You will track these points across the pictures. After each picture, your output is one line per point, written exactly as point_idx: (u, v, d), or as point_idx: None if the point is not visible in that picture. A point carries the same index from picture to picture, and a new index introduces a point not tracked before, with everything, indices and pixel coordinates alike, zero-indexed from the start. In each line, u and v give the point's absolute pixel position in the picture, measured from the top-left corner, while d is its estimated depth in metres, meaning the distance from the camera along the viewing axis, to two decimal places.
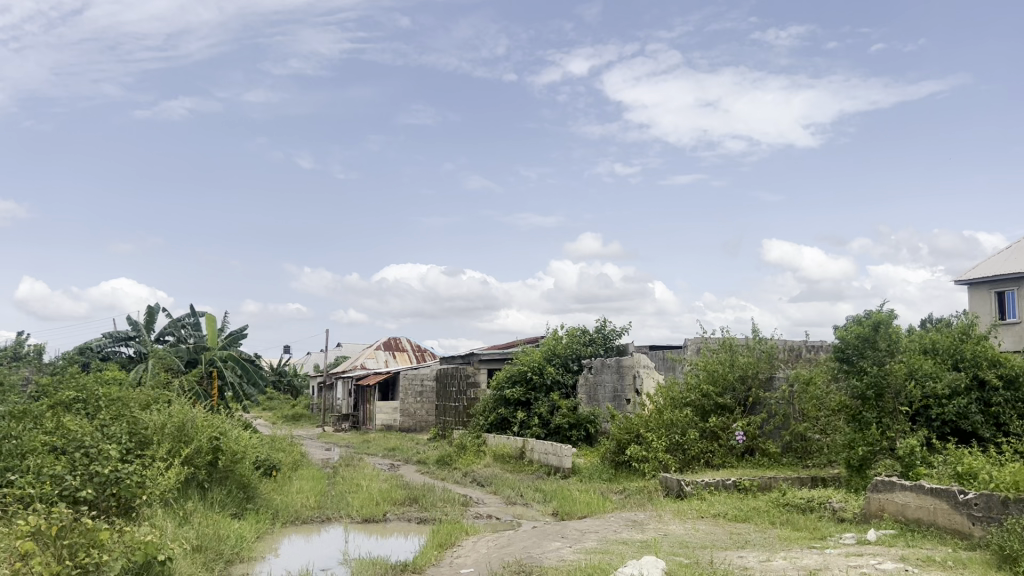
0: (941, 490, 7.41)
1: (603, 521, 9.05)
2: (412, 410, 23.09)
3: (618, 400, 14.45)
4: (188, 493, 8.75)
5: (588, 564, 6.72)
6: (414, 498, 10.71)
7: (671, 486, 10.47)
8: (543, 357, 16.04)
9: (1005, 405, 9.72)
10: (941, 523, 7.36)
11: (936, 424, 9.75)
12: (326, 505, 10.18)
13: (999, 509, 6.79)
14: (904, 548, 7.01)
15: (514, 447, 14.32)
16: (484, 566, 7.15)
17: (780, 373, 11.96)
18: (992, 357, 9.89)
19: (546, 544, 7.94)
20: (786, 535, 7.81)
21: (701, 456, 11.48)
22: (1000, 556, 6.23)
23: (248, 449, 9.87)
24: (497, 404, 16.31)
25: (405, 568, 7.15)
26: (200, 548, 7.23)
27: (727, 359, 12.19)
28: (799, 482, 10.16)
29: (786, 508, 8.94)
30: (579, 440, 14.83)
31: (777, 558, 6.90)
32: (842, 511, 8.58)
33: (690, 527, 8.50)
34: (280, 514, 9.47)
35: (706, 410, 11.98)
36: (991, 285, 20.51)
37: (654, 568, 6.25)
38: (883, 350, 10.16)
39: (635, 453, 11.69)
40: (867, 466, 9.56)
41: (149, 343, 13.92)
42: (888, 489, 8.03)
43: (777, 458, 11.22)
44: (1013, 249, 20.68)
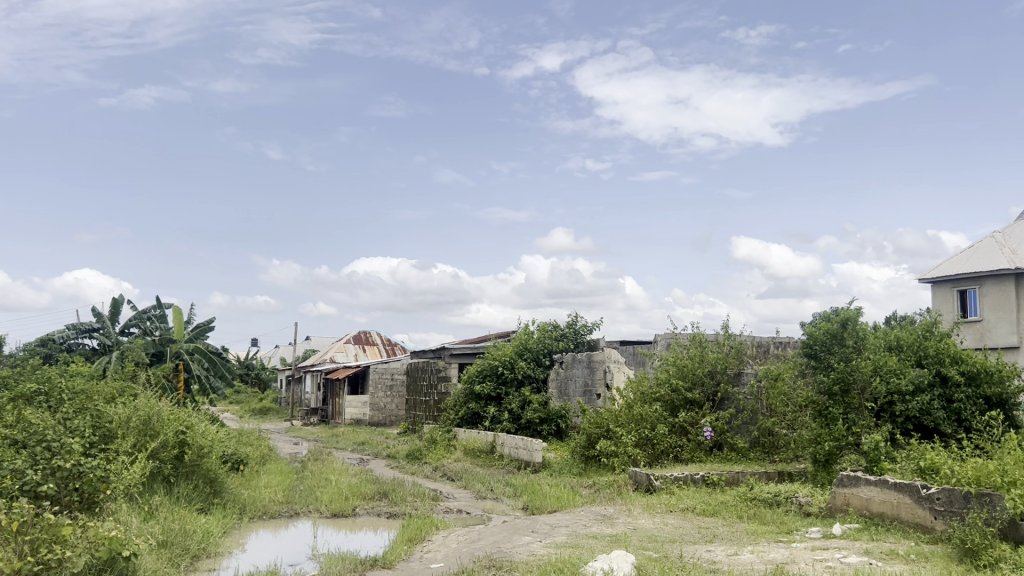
0: (904, 485, 7.53)
1: (574, 515, 9.09)
2: (382, 404, 22.99)
3: (588, 394, 14.48)
4: (154, 487, 8.64)
5: (558, 559, 6.73)
6: (383, 493, 10.66)
7: (641, 480, 10.51)
8: (515, 351, 16.07)
9: (967, 402, 9.97)
10: (904, 517, 7.48)
11: (900, 420, 9.94)
12: (295, 500, 10.11)
13: (960, 503, 6.90)
14: (868, 541, 7.13)
15: (484, 442, 14.29)
16: (455, 561, 7.12)
17: (748, 368, 12.09)
18: (954, 354, 10.18)
19: (517, 538, 7.95)
20: (754, 529, 7.89)
21: (670, 451, 11.56)
22: (960, 550, 6.35)
23: (216, 443, 9.76)
24: (467, 399, 16.25)
25: (374, 563, 7.09)
26: (165, 544, 7.13)
27: (697, 354, 12.28)
28: (766, 477, 10.24)
29: (754, 502, 9.03)
30: (549, 434, 14.88)
31: (744, 552, 6.98)
32: (808, 506, 8.68)
33: (660, 521, 8.56)
34: (248, 509, 9.37)
35: (675, 405, 12.04)
36: (953, 284, 20.94)
37: (624, 562, 6.29)
38: (850, 346, 10.23)
39: (605, 447, 11.71)
40: (833, 461, 9.64)
41: (113, 335, 13.69)
42: (852, 484, 8.17)
43: (744, 453, 11.37)
44: (974, 248, 21.06)
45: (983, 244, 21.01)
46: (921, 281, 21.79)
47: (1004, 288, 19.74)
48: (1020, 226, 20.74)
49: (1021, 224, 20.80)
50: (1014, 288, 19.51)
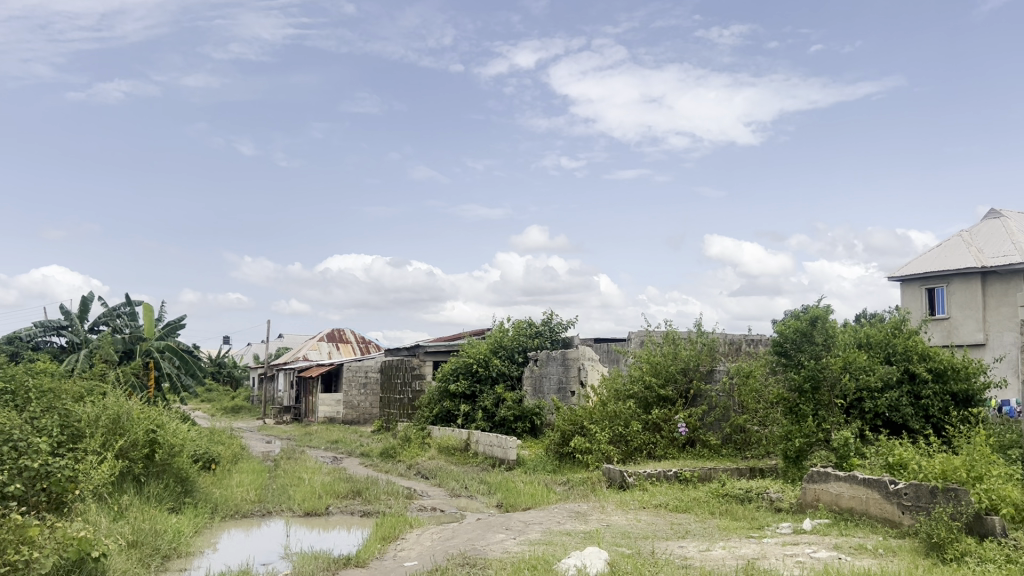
0: (873, 481, 7.64)
1: (548, 513, 9.11)
2: (355, 402, 22.88)
3: (563, 392, 14.52)
4: (124, 487, 8.53)
5: (532, 556, 6.75)
6: (357, 491, 10.61)
7: (614, 477, 10.57)
8: (489, 350, 16.06)
9: (934, 398, 10.13)
10: (873, 512, 7.59)
11: (869, 416, 10.06)
12: (267, 498, 10.04)
13: (927, 498, 7.01)
14: (837, 536, 7.22)
15: (458, 440, 14.26)
16: (429, 559, 7.12)
17: (720, 366, 12.19)
18: (922, 352, 10.34)
19: (491, 535, 7.96)
20: (726, 525, 7.97)
21: (643, 447, 11.62)
22: (927, 544, 6.45)
23: (187, 442, 9.65)
24: (442, 397, 16.21)
25: (348, 562, 7.07)
26: (135, 544, 7.05)
27: (670, 351, 12.35)
28: (738, 474, 10.34)
29: (726, 498, 9.11)
30: (524, 431, 14.93)
31: (716, 548, 7.04)
32: (779, 501, 8.78)
33: (632, 517, 8.60)
34: (220, 508, 9.29)
35: (649, 402, 12.10)
36: (921, 282, 21.26)
37: (597, 559, 6.32)
38: (820, 344, 10.33)
39: (579, 444, 11.75)
40: (803, 457, 9.75)
41: (82, 333, 13.50)
42: (822, 480, 8.27)
43: (716, 449, 11.47)
44: (942, 246, 21.39)
45: (950, 242, 21.32)
46: (891, 279, 22.07)
47: (971, 286, 20.05)
48: (987, 225, 21.07)
49: (988, 223, 21.13)
50: (981, 286, 19.83)
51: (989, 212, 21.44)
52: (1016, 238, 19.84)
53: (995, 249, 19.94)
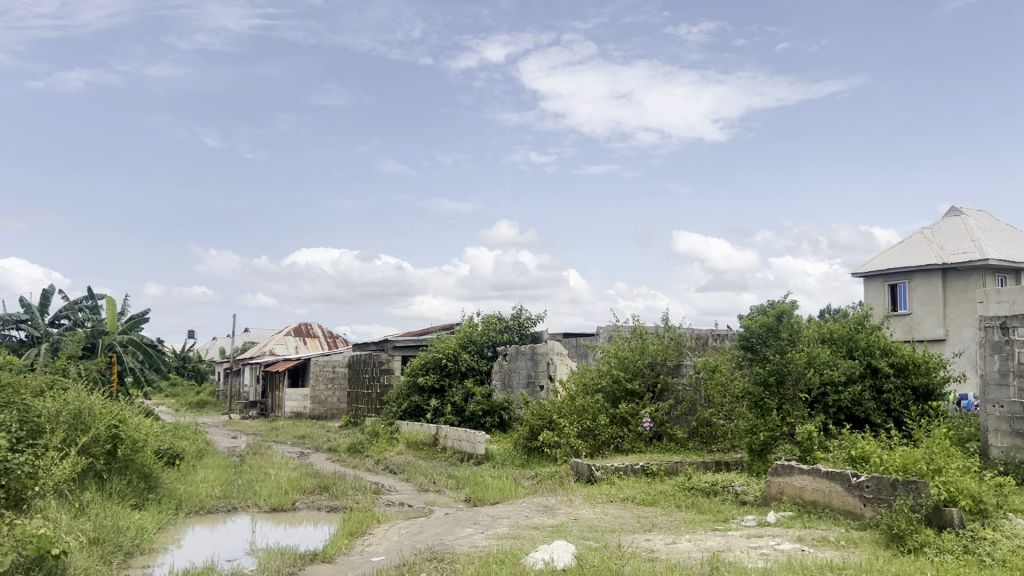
0: (836, 474, 7.75)
1: (515, 507, 9.13)
2: (323, 397, 22.72)
3: (532, 386, 14.56)
4: (85, 483, 8.40)
5: (500, 550, 6.76)
6: (324, 486, 10.55)
7: (582, 471, 10.61)
8: (458, 344, 16.02)
9: (895, 392, 10.31)
10: (835, 505, 7.70)
11: (832, 410, 10.18)
12: (233, 494, 9.95)
13: (889, 491, 7.13)
14: (801, 529, 7.33)
15: (427, 435, 14.23)
16: (396, 554, 7.10)
17: (687, 360, 12.30)
18: (884, 347, 10.52)
19: (458, 530, 7.96)
20: (691, 518, 8.04)
21: (611, 441, 11.70)
22: (888, 535, 6.57)
23: (151, 437, 9.50)
24: (410, 392, 16.14)
25: (314, 557, 7.03)
26: (97, 541, 6.94)
27: (638, 346, 12.43)
28: (704, 467, 10.44)
29: (692, 491, 9.20)
30: (492, 426, 14.94)
31: (682, 540, 7.10)
32: (744, 494, 8.88)
33: (600, 511, 8.66)
34: (184, 504, 9.19)
35: (617, 396, 12.20)
36: (884, 278, 21.59)
37: (565, 552, 6.35)
38: (786, 339, 10.51)
39: (548, 438, 11.77)
40: (767, 451, 9.88)
41: (42, 326, 13.26)
42: (787, 473, 8.37)
43: (682, 443, 11.58)
44: (904, 243, 21.76)
45: (911, 240, 21.69)
46: (854, 276, 22.42)
47: (932, 282, 20.42)
48: (947, 222, 21.48)
49: (948, 221, 21.54)
50: (942, 282, 20.21)
51: (949, 210, 21.85)
52: (975, 236, 20.24)
53: (955, 246, 20.32)
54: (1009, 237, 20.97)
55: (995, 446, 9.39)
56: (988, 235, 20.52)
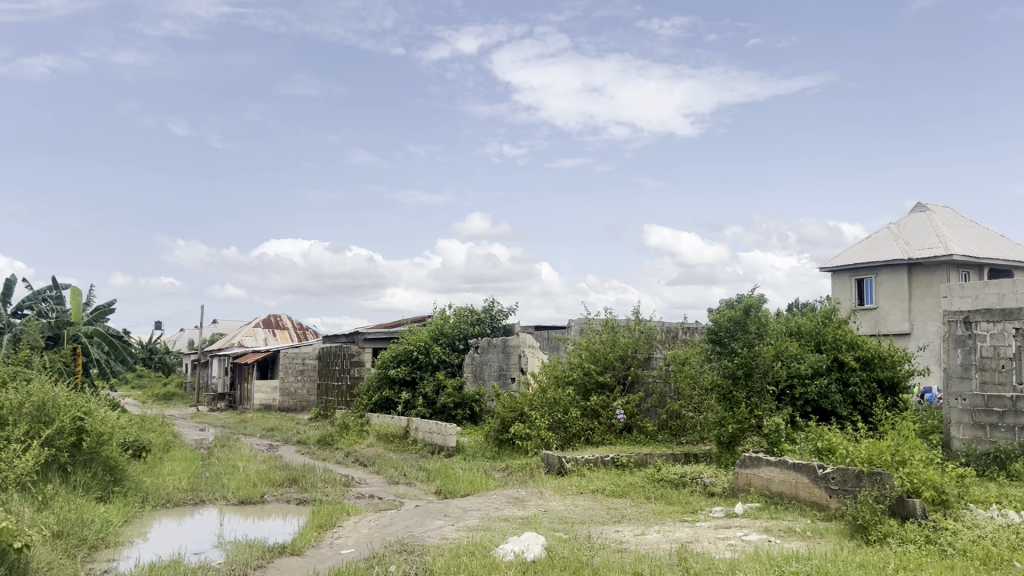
0: (802, 465, 7.86)
1: (486, 499, 9.14)
2: (292, 389, 22.57)
3: (503, 378, 14.59)
4: (49, 476, 8.26)
5: (470, 542, 6.76)
6: (293, 479, 10.48)
7: (552, 463, 10.63)
8: (430, 337, 15.97)
9: (861, 385, 10.46)
10: (802, 496, 7.80)
11: (799, 403, 10.36)
12: (200, 487, 9.85)
13: (854, 482, 7.25)
14: (768, 519, 7.42)
15: (397, 427, 14.18)
16: (366, 546, 7.09)
17: (657, 353, 12.38)
18: (850, 341, 10.66)
19: (429, 522, 7.94)
20: (660, 509, 8.11)
21: (581, 433, 11.71)
22: (852, 526, 6.69)
23: (117, 430, 9.35)
24: (381, 384, 16.02)
25: (283, 550, 6.98)
26: (60, 535, 6.85)
27: (609, 338, 12.48)
28: (673, 459, 10.54)
29: (661, 483, 9.28)
30: (463, 418, 14.97)
31: (651, 532, 7.16)
32: (712, 486, 8.98)
33: (570, 502, 8.70)
34: (150, 497, 9.09)
35: (587, 388, 12.22)
36: (851, 273, 21.87)
37: (535, 543, 6.37)
38: (753, 332, 10.56)
39: (519, 430, 11.80)
40: (736, 443, 10.01)
41: (5, 317, 13.00)
42: (754, 465, 8.47)
43: (652, 435, 11.67)
44: (871, 238, 22.05)
45: (878, 235, 21.99)
46: (822, 270, 22.69)
47: (897, 277, 20.73)
48: (913, 218, 21.80)
49: (914, 217, 21.87)
50: (907, 277, 20.52)
51: (915, 206, 22.17)
52: (940, 232, 20.58)
53: (920, 241, 20.63)
54: (973, 232, 21.32)
55: (958, 438, 9.55)
56: (952, 231, 20.87)
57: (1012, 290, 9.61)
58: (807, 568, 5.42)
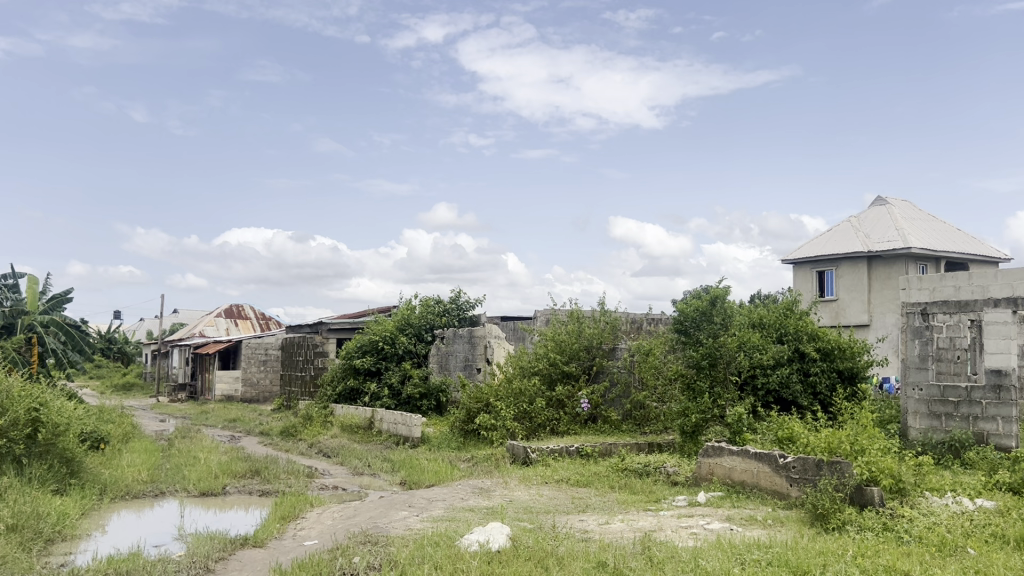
0: (763, 454, 7.96)
1: (451, 489, 9.12)
2: (255, 380, 22.34)
3: (468, 369, 14.58)
4: (3, 469, 8.08)
5: (435, 532, 6.75)
6: (255, 470, 10.37)
7: (518, 453, 10.65)
8: (395, 327, 15.87)
9: (822, 375, 10.59)
10: (763, 485, 7.91)
11: (761, 393, 10.43)
12: (160, 478, 9.70)
13: (814, 471, 7.35)
14: (729, 508, 7.50)
15: (362, 418, 14.09)
16: (329, 538, 7.03)
17: (622, 344, 12.45)
18: (812, 332, 10.79)
19: (393, 513, 7.91)
20: (624, 498, 8.17)
21: (546, 424, 11.78)
22: (813, 514, 6.77)
23: (73, 420, 9.14)
24: (345, 374, 15.87)
25: (245, 542, 6.90)
26: (14, 528, 6.70)
27: (574, 329, 12.51)
28: (637, 449, 10.61)
29: (625, 472, 9.34)
30: (429, 409, 14.91)
31: (615, 521, 7.20)
32: (676, 474, 9.06)
33: (535, 492, 8.73)
34: (108, 489, 8.93)
35: (553, 378, 12.26)
36: (812, 265, 22.15)
37: (499, 533, 6.38)
38: (718, 323, 10.89)
39: (484, 421, 11.79)
40: (699, 432, 10.11)
41: None
42: (716, 454, 8.57)
43: (617, 425, 11.76)
44: (832, 231, 22.36)
45: (839, 228, 22.32)
46: (784, 262, 22.96)
47: (857, 269, 21.06)
48: (873, 212, 22.15)
49: (874, 210, 22.23)
50: (867, 270, 20.87)
51: (876, 200, 22.52)
52: (899, 225, 20.95)
53: (880, 234, 20.98)
54: (931, 226, 21.73)
55: (913, 427, 9.75)
56: (911, 224, 21.24)
57: (967, 281, 9.75)
58: (769, 556, 5.49)
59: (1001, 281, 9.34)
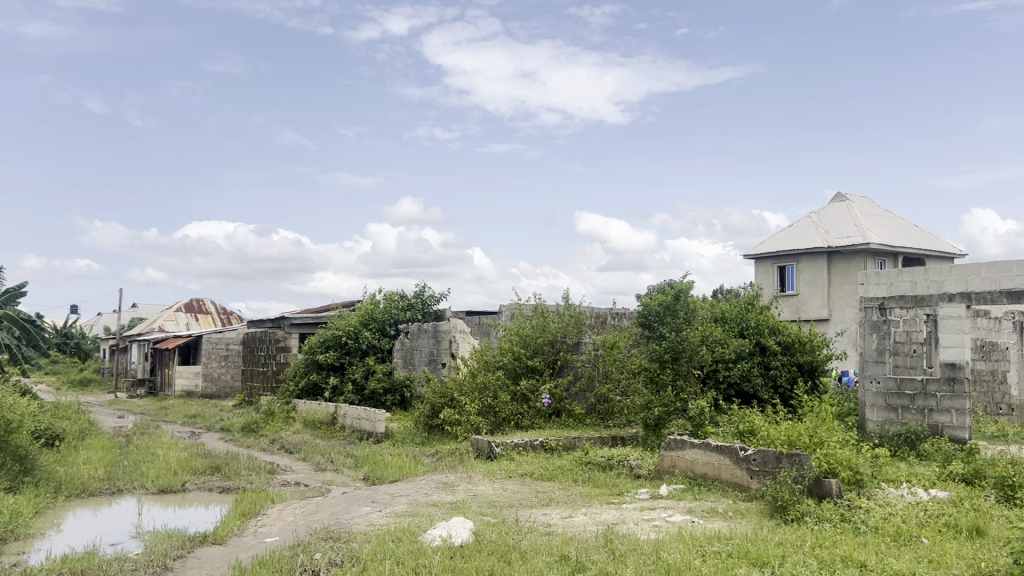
0: (724, 447, 8.05)
1: (415, 484, 9.10)
2: (216, 375, 22.07)
3: (433, 363, 14.55)
4: None
5: (398, 528, 6.72)
6: (216, 467, 10.25)
7: (482, 448, 10.64)
8: (359, 322, 15.74)
9: (782, 369, 10.75)
10: (724, 477, 8.00)
11: (723, 386, 10.56)
12: (118, 476, 9.54)
13: (774, 463, 7.46)
14: (691, 501, 7.58)
15: (325, 413, 13.98)
16: (291, 534, 6.97)
17: (586, 338, 12.50)
18: (772, 326, 10.94)
19: (356, 509, 7.87)
20: (588, 492, 8.21)
21: (511, 418, 11.80)
22: (773, 506, 6.88)
23: (26, 417, 8.95)
24: (308, 369, 15.74)
25: (205, 539, 6.81)
26: None
27: (538, 323, 12.51)
28: (601, 442, 10.68)
29: (588, 466, 9.39)
30: (393, 404, 14.87)
31: (578, 514, 7.24)
32: (639, 468, 9.13)
33: (498, 486, 8.74)
34: (64, 487, 8.76)
35: (517, 372, 12.25)
36: (773, 260, 22.42)
37: (462, 528, 6.37)
38: (682, 317, 10.87)
39: (448, 416, 11.76)
40: (662, 425, 10.17)
41: None
42: (679, 447, 8.64)
43: (580, 418, 11.82)
44: (793, 227, 22.66)
45: (800, 223, 22.62)
46: (746, 257, 23.24)
47: (817, 264, 21.37)
48: (833, 208, 22.49)
49: (834, 206, 22.57)
50: (827, 265, 21.18)
51: (835, 196, 22.89)
52: (858, 221, 21.31)
53: (840, 230, 21.32)
54: (889, 222, 22.14)
55: (871, 420, 9.90)
56: (870, 220, 21.62)
57: (924, 276, 9.88)
58: (729, 547, 5.56)
59: (955, 277, 9.58)
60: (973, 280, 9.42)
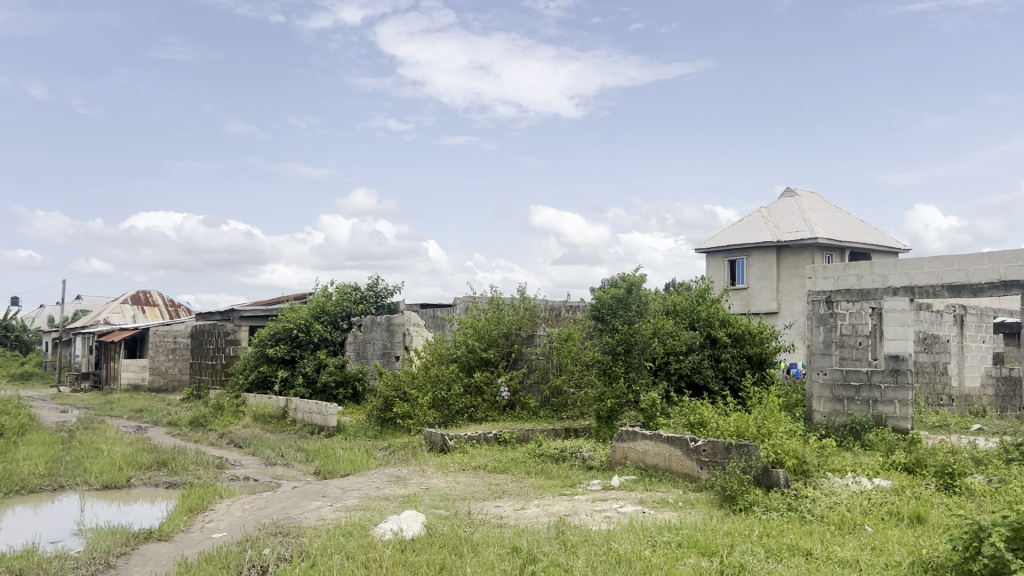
0: (675, 439, 8.13)
1: (367, 478, 9.04)
2: (163, 368, 21.65)
3: (386, 357, 14.46)
4: None
5: (348, 522, 6.67)
6: (162, 462, 10.05)
7: (435, 441, 10.58)
8: (311, 315, 15.55)
9: (732, 361, 10.89)
10: (675, 468, 8.09)
11: (674, 377, 10.68)
12: (59, 472, 9.30)
13: (723, 455, 7.56)
14: (643, 492, 7.66)
15: (276, 407, 13.80)
16: (239, 530, 6.87)
17: (540, 331, 12.56)
18: (722, 318, 11.08)
19: (307, 503, 7.79)
20: (540, 484, 8.23)
21: (464, 411, 11.76)
22: (721, 496, 6.96)
23: None
24: (258, 362, 15.51)
25: (149, 536, 6.67)
26: None
27: (493, 316, 12.52)
28: (554, 434, 10.70)
29: (542, 458, 9.42)
30: (345, 398, 14.73)
31: (530, 506, 7.25)
32: (591, 459, 9.18)
33: (451, 479, 8.73)
34: (2, 484, 8.50)
35: (471, 365, 12.22)
36: (724, 254, 22.72)
37: (413, 521, 6.35)
38: (633, 311, 11.01)
39: (401, 410, 11.70)
40: (614, 417, 10.27)
41: None
42: (631, 439, 8.71)
43: (534, 411, 11.87)
44: (743, 221, 23.00)
45: (750, 218, 22.96)
46: (698, 251, 23.51)
47: (767, 259, 21.72)
48: (783, 203, 22.88)
49: (783, 201, 22.97)
50: (776, 259, 21.54)
51: (785, 191, 23.29)
52: (807, 217, 21.70)
53: (789, 225, 21.70)
54: (837, 217, 22.61)
55: (818, 411, 10.08)
56: (818, 215, 22.05)
57: (870, 270, 10.08)
58: (678, 538, 5.62)
59: (899, 271, 9.81)
60: (916, 273, 9.68)
